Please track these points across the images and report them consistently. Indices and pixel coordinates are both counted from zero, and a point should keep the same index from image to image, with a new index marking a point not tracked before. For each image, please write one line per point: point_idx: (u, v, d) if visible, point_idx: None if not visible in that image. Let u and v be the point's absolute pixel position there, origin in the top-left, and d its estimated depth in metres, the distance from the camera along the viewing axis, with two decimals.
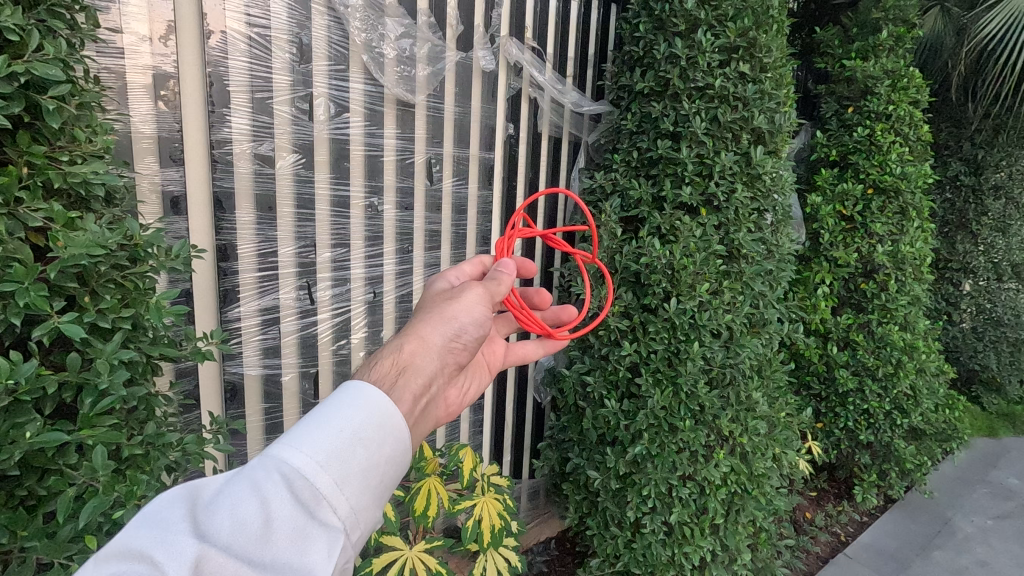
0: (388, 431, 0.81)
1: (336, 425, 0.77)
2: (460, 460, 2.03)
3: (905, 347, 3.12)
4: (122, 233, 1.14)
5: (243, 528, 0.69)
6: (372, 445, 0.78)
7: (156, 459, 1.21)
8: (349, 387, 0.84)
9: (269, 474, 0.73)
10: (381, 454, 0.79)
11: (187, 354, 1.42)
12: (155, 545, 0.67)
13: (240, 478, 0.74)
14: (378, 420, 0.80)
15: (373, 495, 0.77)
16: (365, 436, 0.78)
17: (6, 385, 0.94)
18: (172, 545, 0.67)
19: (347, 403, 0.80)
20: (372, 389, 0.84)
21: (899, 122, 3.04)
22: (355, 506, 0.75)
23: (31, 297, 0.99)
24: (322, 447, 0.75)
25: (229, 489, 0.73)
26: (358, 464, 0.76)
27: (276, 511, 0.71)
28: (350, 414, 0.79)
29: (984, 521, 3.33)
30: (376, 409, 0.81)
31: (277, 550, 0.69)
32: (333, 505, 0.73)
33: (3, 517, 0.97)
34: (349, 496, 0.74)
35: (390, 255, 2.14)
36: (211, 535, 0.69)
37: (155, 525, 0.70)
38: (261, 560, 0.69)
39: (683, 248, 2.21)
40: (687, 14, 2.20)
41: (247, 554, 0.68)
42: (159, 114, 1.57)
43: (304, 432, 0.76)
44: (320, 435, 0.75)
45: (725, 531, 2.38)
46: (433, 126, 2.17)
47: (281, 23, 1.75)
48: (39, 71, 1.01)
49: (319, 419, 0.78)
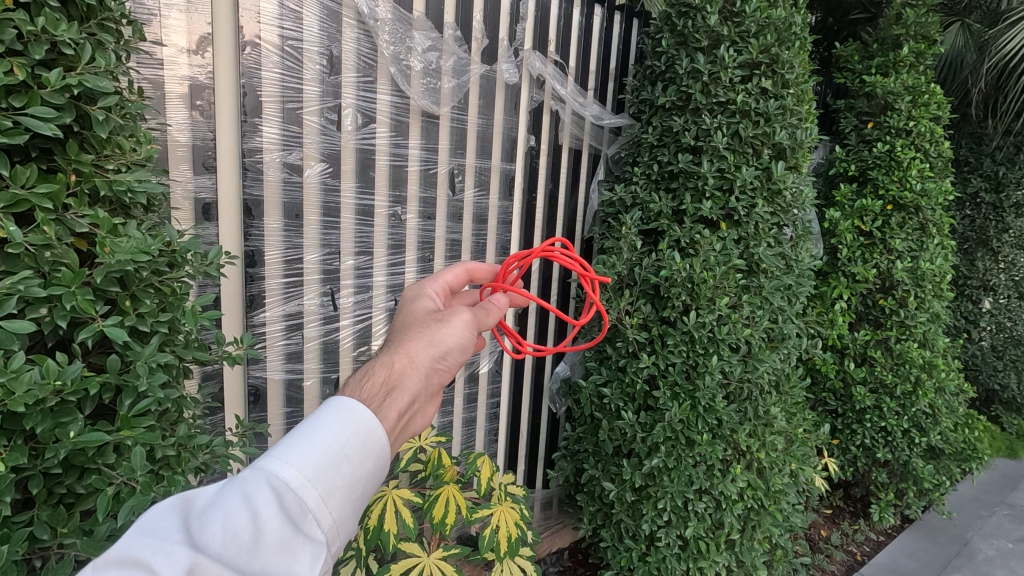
0: (372, 446, 0.82)
1: (323, 440, 0.78)
2: (477, 469, 2.08)
3: (925, 365, 3.09)
4: (162, 240, 1.18)
5: (235, 538, 0.71)
6: (357, 459, 0.79)
7: (187, 460, 1.24)
8: (336, 402, 0.85)
9: (258, 485, 0.74)
10: (364, 469, 0.80)
11: (215, 358, 1.45)
12: (151, 553, 0.69)
13: (232, 489, 0.75)
14: (364, 436, 0.82)
15: (353, 509, 0.78)
16: (351, 451, 0.79)
17: (54, 385, 0.98)
18: (168, 554, 0.68)
19: (335, 418, 0.82)
20: (360, 405, 0.85)
21: (920, 138, 3.03)
22: (338, 518, 0.76)
23: (78, 301, 1.03)
24: (310, 460, 0.75)
25: (221, 501, 0.74)
26: (343, 478, 0.77)
27: (264, 522, 0.71)
28: (338, 429, 0.80)
29: (1004, 544, 3.27)
30: (361, 425, 0.82)
31: (263, 561, 0.70)
32: (318, 519, 0.74)
33: (44, 514, 1.00)
34: (333, 508, 0.75)
35: (412, 264, 2.17)
36: (202, 545, 0.70)
37: (150, 534, 0.71)
38: (249, 569, 0.70)
39: (702, 261, 2.22)
40: (710, 30, 2.21)
41: (236, 563, 0.70)
42: (194, 123, 1.62)
43: (293, 445, 0.77)
44: (308, 449, 0.76)
45: (741, 547, 2.37)
46: (456, 137, 2.20)
47: (313, 36, 1.79)
48: (91, 84, 1.05)
49: (308, 433, 0.79)
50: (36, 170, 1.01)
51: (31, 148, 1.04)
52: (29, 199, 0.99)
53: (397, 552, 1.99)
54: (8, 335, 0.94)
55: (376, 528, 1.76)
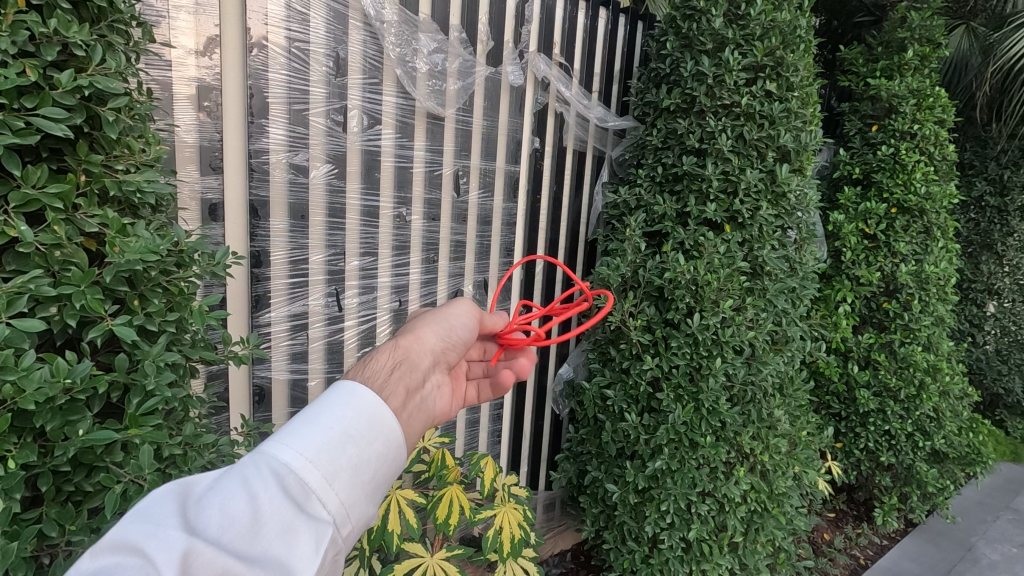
0: (378, 430, 0.82)
1: (326, 423, 0.79)
2: (481, 470, 2.08)
3: (928, 368, 3.08)
4: (170, 241, 1.19)
5: (234, 522, 0.70)
6: (361, 443, 0.80)
7: (193, 459, 1.25)
8: (338, 387, 0.86)
9: (258, 470, 0.74)
10: (370, 452, 0.80)
11: (222, 358, 1.45)
12: (146, 538, 0.68)
13: (232, 474, 0.75)
14: (369, 420, 0.82)
15: (363, 492, 0.78)
16: (355, 434, 0.80)
17: (64, 383, 0.99)
18: (164, 539, 0.68)
19: (339, 403, 0.82)
20: (363, 389, 0.86)
21: (925, 141, 3.02)
22: (344, 500, 0.76)
23: (87, 300, 1.03)
24: (313, 444, 0.76)
25: (219, 486, 0.74)
26: (347, 460, 0.77)
27: (265, 505, 0.71)
28: (341, 414, 0.81)
29: (1008, 549, 3.26)
30: (366, 408, 0.83)
31: (266, 543, 0.70)
32: (323, 500, 0.74)
33: (53, 511, 1.01)
34: (338, 491, 0.75)
35: (417, 265, 2.18)
36: (200, 530, 0.70)
37: (146, 520, 0.71)
38: (251, 552, 0.69)
39: (706, 264, 2.22)
40: (715, 33, 2.21)
41: (236, 547, 0.69)
42: (201, 124, 1.63)
43: (296, 429, 0.77)
44: (311, 433, 0.77)
45: (744, 549, 2.37)
46: (461, 139, 2.21)
47: (319, 38, 1.80)
48: (102, 85, 1.05)
49: (311, 417, 0.79)
50: (46, 170, 1.02)
51: (42, 149, 1.05)
52: (40, 199, 1.00)
53: (400, 552, 2.00)
54: (20, 334, 0.95)
55: (379, 529, 1.76)
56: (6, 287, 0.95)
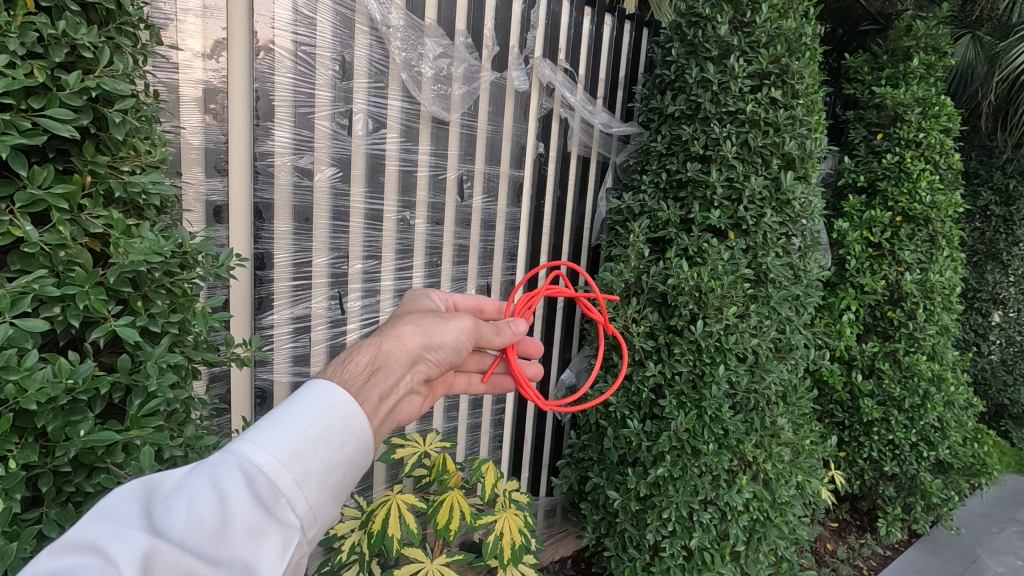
0: (351, 432, 0.82)
1: (298, 424, 0.78)
2: (482, 475, 2.07)
3: (933, 378, 3.06)
4: (175, 242, 1.19)
5: (200, 523, 0.70)
6: (335, 445, 0.79)
7: (193, 461, 1.24)
8: (314, 385, 0.85)
9: (228, 469, 0.73)
10: (343, 454, 0.80)
11: (224, 360, 1.45)
12: (107, 537, 0.67)
13: (200, 473, 0.74)
14: (343, 421, 0.82)
15: (332, 495, 0.78)
16: (328, 436, 0.79)
17: (66, 384, 0.99)
18: (125, 538, 0.67)
19: (313, 403, 0.81)
20: (340, 390, 0.85)
21: (930, 149, 3.01)
22: (313, 504, 0.76)
23: (90, 301, 1.03)
24: (284, 445, 0.75)
25: (187, 485, 0.73)
26: (319, 463, 0.77)
27: (233, 508, 0.71)
28: (315, 414, 0.80)
29: (1013, 561, 3.23)
30: (340, 409, 0.82)
31: (231, 546, 0.70)
32: (293, 503, 0.74)
33: (53, 512, 1.01)
34: (309, 494, 0.75)
35: (420, 269, 2.18)
36: (163, 531, 0.69)
37: (109, 517, 0.69)
38: (216, 555, 0.69)
39: (711, 270, 2.21)
40: (720, 40, 2.22)
41: (202, 548, 0.69)
42: (207, 127, 1.64)
43: (268, 429, 0.77)
44: (283, 433, 0.76)
45: (745, 558, 2.35)
46: (466, 143, 2.21)
47: (326, 41, 1.81)
48: (109, 86, 1.05)
49: (283, 417, 0.78)
50: (52, 170, 1.02)
51: (49, 150, 1.05)
52: (45, 199, 1.01)
53: (399, 557, 1.98)
54: (24, 334, 0.96)
55: (379, 533, 1.74)
56: (10, 287, 0.96)
